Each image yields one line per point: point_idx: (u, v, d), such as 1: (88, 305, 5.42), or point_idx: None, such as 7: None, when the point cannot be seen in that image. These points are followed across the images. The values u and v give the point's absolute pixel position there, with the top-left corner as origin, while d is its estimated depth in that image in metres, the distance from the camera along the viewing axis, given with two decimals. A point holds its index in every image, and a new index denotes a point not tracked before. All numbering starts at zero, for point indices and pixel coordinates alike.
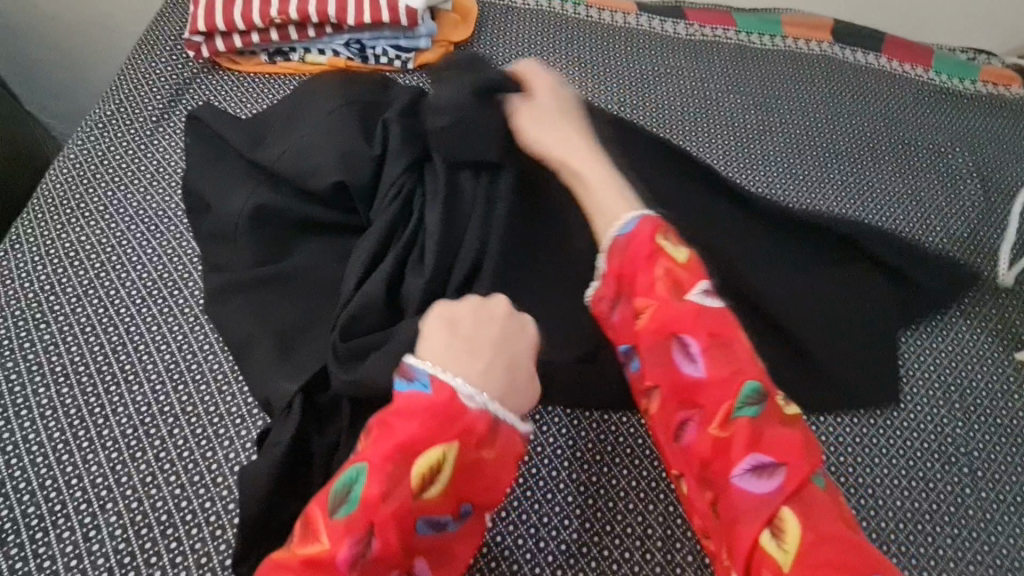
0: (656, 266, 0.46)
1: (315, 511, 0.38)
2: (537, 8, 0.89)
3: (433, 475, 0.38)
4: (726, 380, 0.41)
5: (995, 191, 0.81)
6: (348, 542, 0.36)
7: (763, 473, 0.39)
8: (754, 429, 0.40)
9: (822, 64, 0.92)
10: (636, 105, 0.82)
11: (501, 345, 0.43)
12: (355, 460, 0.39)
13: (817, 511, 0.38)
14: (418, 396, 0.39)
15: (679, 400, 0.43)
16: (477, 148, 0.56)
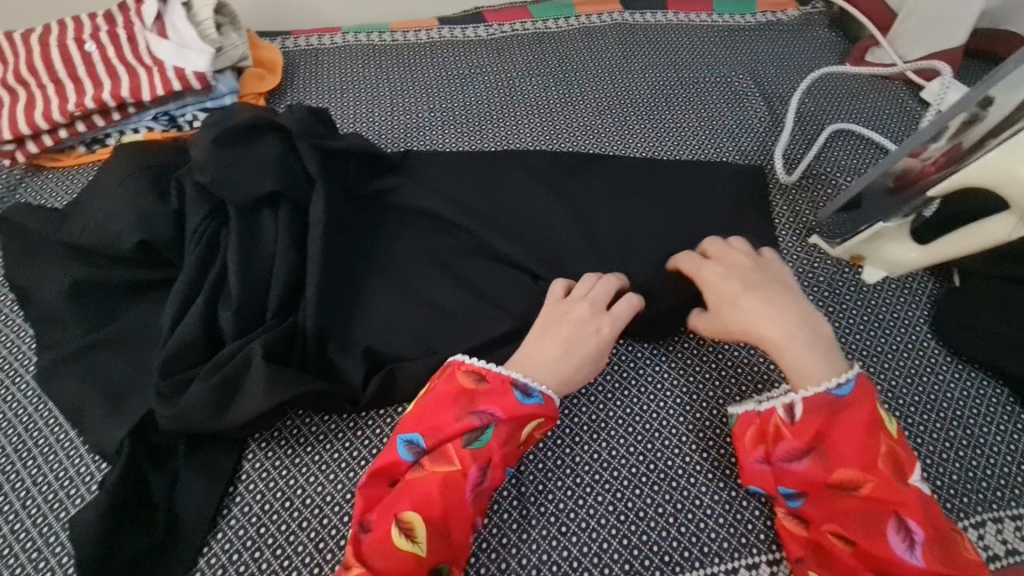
0: (879, 442, 0.50)
1: (454, 447, 0.51)
2: (343, 44, 0.96)
3: (529, 439, 0.54)
4: (877, 475, 0.49)
5: (778, 104, 0.89)
6: (474, 472, 0.50)
7: (897, 540, 0.48)
8: (908, 502, 0.48)
9: (614, 30, 1.00)
10: (446, 108, 0.89)
11: (568, 334, 0.59)
12: (485, 421, 0.52)
13: (929, 551, 0.47)
14: (537, 402, 0.54)
15: (830, 464, 0.51)
16: (266, 182, 0.63)
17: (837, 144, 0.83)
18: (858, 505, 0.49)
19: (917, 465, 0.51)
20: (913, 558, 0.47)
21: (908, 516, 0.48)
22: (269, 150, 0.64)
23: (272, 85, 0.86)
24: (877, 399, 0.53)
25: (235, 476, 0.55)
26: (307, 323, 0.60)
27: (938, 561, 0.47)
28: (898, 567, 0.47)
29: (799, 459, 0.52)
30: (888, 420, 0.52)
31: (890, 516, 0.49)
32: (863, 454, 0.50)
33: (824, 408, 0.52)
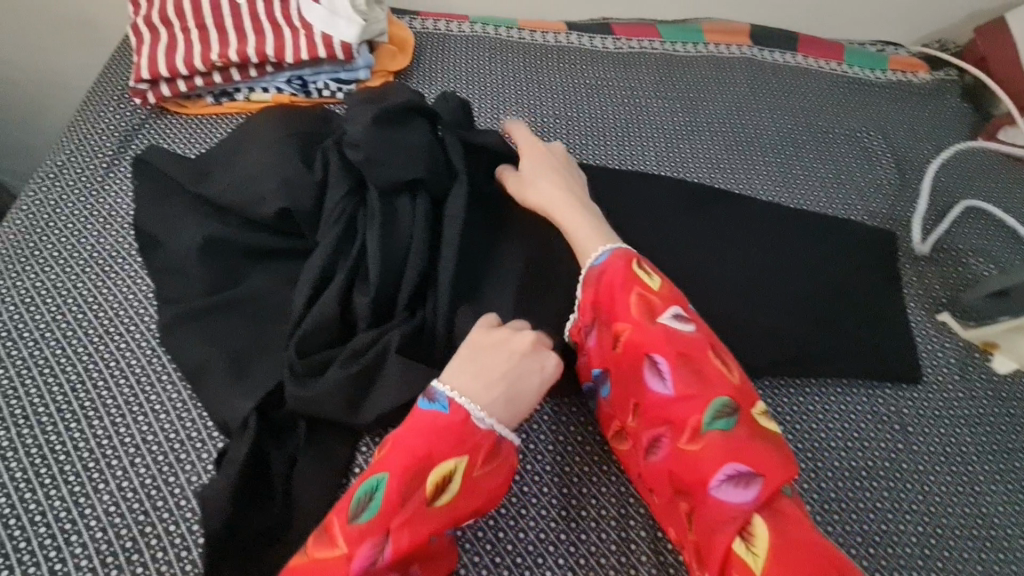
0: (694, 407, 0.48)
1: (336, 522, 0.43)
2: (472, 34, 0.95)
3: (443, 484, 0.45)
4: (716, 441, 0.47)
5: (908, 169, 0.87)
6: (364, 549, 0.42)
7: (652, 377, 0.50)
8: (727, 444, 0.47)
9: (743, 65, 0.98)
10: (571, 117, 0.87)
11: (506, 368, 0.49)
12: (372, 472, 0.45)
13: (691, 400, 0.49)
14: (437, 416, 0.46)
15: (654, 419, 0.50)
16: (414, 170, 0.61)
17: (969, 221, 0.81)
18: (626, 359, 0.52)
19: (671, 308, 0.52)
20: (670, 392, 0.49)
21: (656, 356, 0.50)
22: (419, 137, 0.63)
23: (402, 65, 0.84)
24: (641, 261, 0.55)
25: (349, 468, 0.52)
26: (438, 321, 0.58)
27: (706, 437, 0.47)
28: (667, 411, 0.49)
29: (592, 332, 0.55)
30: (653, 273, 0.55)
31: (643, 359, 0.51)
32: (622, 303, 0.53)
33: (588, 281, 0.56)
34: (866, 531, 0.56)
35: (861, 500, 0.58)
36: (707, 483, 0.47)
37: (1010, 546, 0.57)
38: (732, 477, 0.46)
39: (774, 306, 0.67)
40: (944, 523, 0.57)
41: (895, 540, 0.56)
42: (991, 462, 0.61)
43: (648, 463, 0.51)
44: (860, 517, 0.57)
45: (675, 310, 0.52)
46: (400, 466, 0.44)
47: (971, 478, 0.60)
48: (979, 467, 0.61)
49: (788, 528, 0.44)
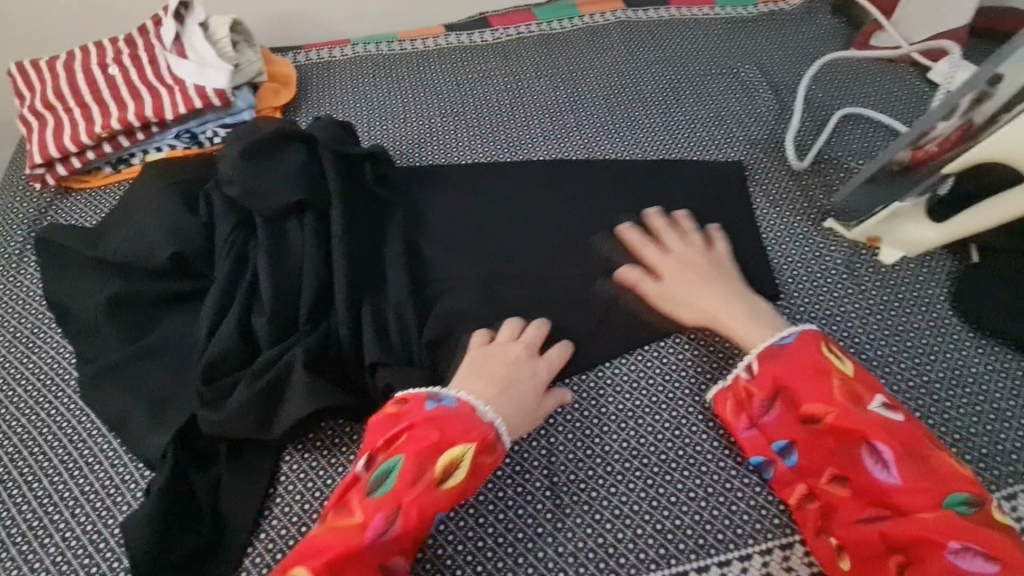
0: (829, 381, 0.54)
1: (354, 497, 0.50)
2: (355, 56, 0.98)
3: (452, 466, 0.51)
4: (919, 485, 0.48)
5: (786, 93, 0.90)
6: (376, 514, 0.48)
7: (873, 465, 0.50)
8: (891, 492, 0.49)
9: (619, 28, 1.01)
10: (458, 113, 0.90)
11: (507, 375, 0.59)
12: (388, 454, 0.51)
13: (923, 488, 0.48)
14: (446, 410, 0.54)
15: (819, 447, 0.54)
16: (292, 193, 0.64)
17: (849, 128, 0.84)
18: (834, 440, 0.53)
19: (875, 393, 0.53)
20: (896, 480, 0.49)
21: (875, 441, 0.51)
22: (293, 162, 0.66)
23: (286, 99, 0.88)
24: (823, 347, 0.56)
25: (274, 478, 0.56)
26: (336, 327, 0.61)
27: (941, 512, 0.47)
28: (888, 496, 0.49)
29: (771, 408, 0.56)
30: (836, 358, 0.56)
31: (859, 446, 0.51)
32: (821, 387, 0.54)
33: (771, 358, 0.57)
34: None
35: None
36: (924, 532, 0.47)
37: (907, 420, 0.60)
38: (959, 550, 0.46)
39: None
40: None
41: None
42: (880, 346, 0.65)
43: (848, 531, 0.51)
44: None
45: (824, 346, 0.56)
46: (419, 449, 0.51)
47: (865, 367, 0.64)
48: (872, 355, 0.65)
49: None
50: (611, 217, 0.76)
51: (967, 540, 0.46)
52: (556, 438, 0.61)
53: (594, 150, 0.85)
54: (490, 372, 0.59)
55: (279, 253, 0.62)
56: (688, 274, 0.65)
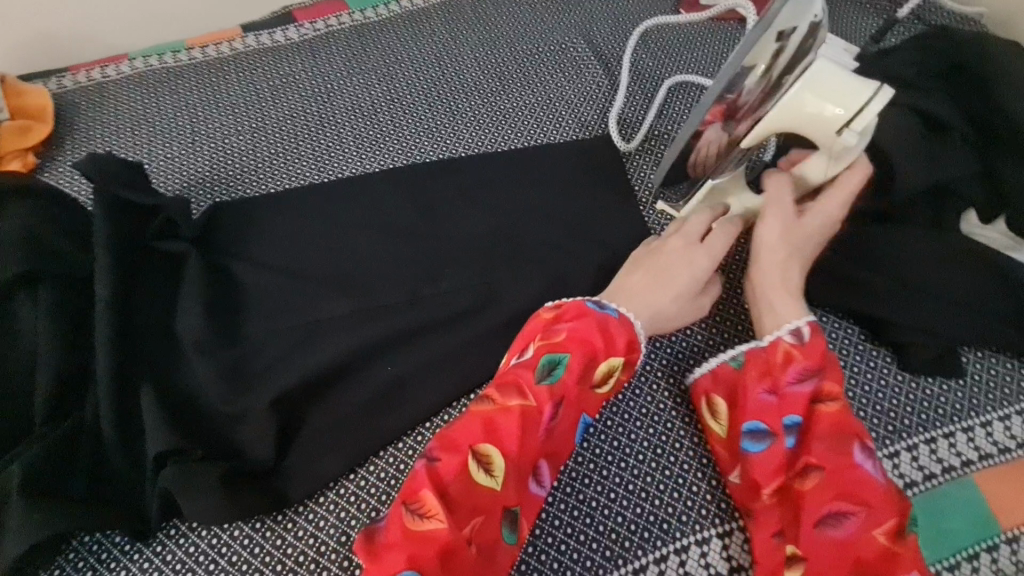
0: (842, 373, 0.52)
1: (529, 386, 0.49)
2: (131, 73, 0.83)
3: (605, 377, 0.53)
4: (899, 501, 0.47)
5: (616, 67, 0.85)
6: (550, 407, 0.49)
7: (868, 464, 0.48)
8: (884, 500, 0.46)
9: (440, 12, 0.92)
10: (257, 128, 0.79)
11: (674, 271, 0.58)
12: (556, 348, 0.51)
13: (893, 501, 0.47)
14: (611, 316, 0.54)
15: (829, 433, 0.49)
16: (8, 268, 0.53)
17: (678, 100, 0.81)
18: (834, 428, 0.49)
19: None
20: (881, 480, 0.47)
21: (870, 440, 0.49)
22: (9, 228, 0.55)
23: (43, 135, 0.74)
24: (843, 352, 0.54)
25: None
26: (84, 417, 0.51)
27: (906, 533, 0.46)
28: (872, 494, 0.47)
29: (803, 380, 0.51)
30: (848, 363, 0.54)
31: (860, 441, 0.48)
32: (843, 376, 0.51)
33: (815, 330, 0.53)
34: (590, 457, 0.58)
35: (588, 428, 0.59)
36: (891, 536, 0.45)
37: None
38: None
39: (482, 259, 0.65)
40: (667, 419, 0.59)
41: (621, 454, 0.58)
42: (708, 341, 0.63)
43: (815, 535, 0.46)
44: (588, 443, 0.58)
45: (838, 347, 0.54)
46: (586, 348, 0.51)
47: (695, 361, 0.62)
48: (704, 347, 0.63)
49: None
50: (429, 225, 0.67)
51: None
52: None
53: (413, 153, 0.77)
54: (654, 267, 0.58)
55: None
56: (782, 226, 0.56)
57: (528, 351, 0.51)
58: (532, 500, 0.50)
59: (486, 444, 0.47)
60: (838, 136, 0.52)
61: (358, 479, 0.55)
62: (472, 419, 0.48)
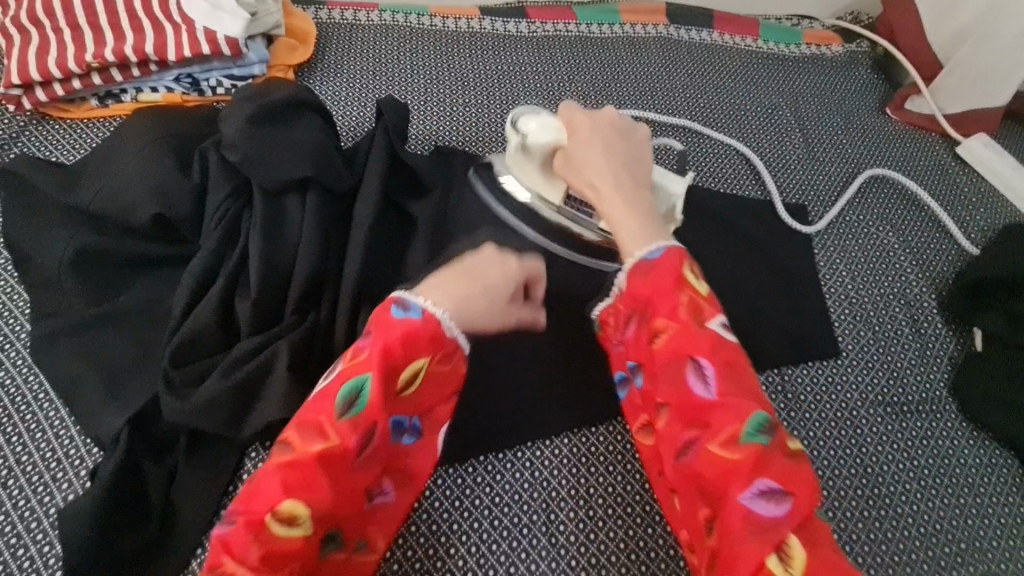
0: (682, 294, 0.48)
1: (331, 421, 0.42)
2: (379, 22, 0.90)
3: (410, 380, 0.47)
4: (734, 404, 0.44)
5: (817, 144, 0.89)
6: (356, 441, 0.43)
7: (693, 380, 0.46)
8: (761, 458, 0.42)
9: (657, 45, 0.97)
10: (482, 104, 0.85)
11: (470, 273, 0.50)
12: (359, 370, 0.44)
13: (738, 401, 0.44)
14: (413, 322, 0.46)
15: (688, 416, 0.46)
16: (299, 168, 0.58)
17: (872, 192, 0.83)
18: (665, 359, 0.47)
19: (721, 313, 0.48)
20: (712, 396, 0.45)
21: (701, 355, 0.46)
22: (304, 134, 0.60)
23: (303, 58, 0.82)
24: (688, 260, 0.50)
25: (236, 475, 0.51)
26: (327, 319, 0.57)
27: (743, 449, 0.43)
28: (704, 412, 0.45)
29: (630, 325, 0.51)
30: (700, 275, 0.50)
31: (684, 362, 0.46)
32: (673, 300, 0.47)
33: (634, 273, 0.50)
34: None
35: None
36: (739, 497, 0.42)
37: (893, 502, 0.59)
38: (763, 491, 0.42)
39: None
40: (825, 485, 0.60)
41: None
42: (881, 421, 0.64)
43: (674, 465, 0.46)
44: None
45: (689, 264, 0.50)
46: (385, 363, 0.44)
47: (864, 439, 0.62)
48: (876, 429, 0.63)
49: (804, 532, 0.41)
50: None
51: (763, 478, 0.42)
52: (541, 473, 0.59)
53: None
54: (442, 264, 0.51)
55: (271, 231, 0.57)
56: (601, 144, 0.57)
57: (336, 373, 0.45)
58: (384, 520, 0.47)
59: (283, 501, 0.40)
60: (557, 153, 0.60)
61: (535, 449, 0.60)
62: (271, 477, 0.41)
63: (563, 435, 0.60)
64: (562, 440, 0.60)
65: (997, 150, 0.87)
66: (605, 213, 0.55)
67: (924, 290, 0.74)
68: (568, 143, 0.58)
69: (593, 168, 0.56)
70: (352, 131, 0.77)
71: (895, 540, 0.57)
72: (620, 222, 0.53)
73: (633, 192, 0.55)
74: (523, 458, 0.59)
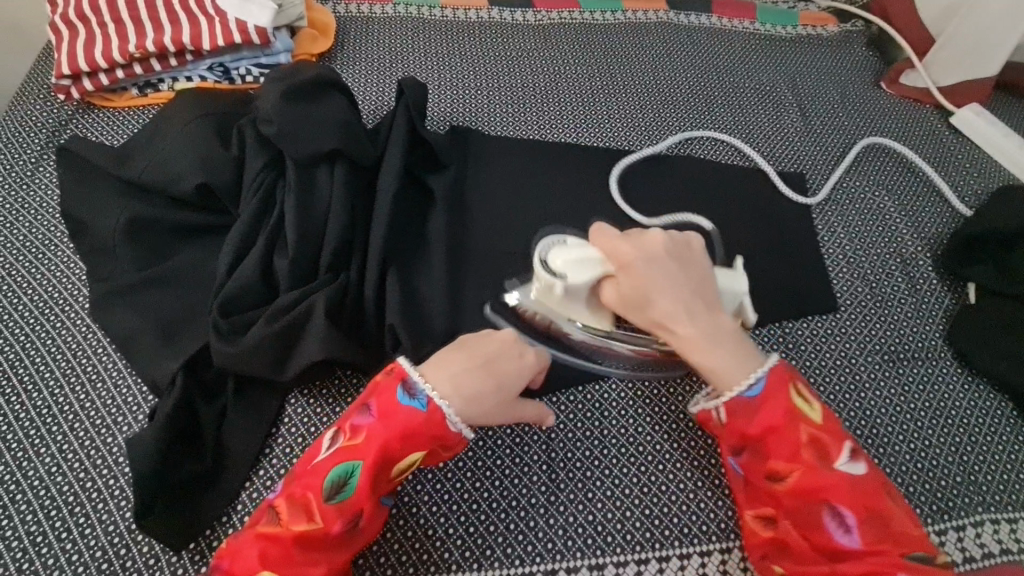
0: (800, 430, 0.50)
1: (316, 500, 0.47)
2: (394, 14, 0.96)
3: (402, 472, 0.50)
4: (883, 549, 0.47)
5: (814, 118, 0.92)
6: (339, 525, 0.47)
7: (835, 528, 0.48)
8: (914, 574, 0.46)
9: (659, 30, 1.01)
10: (492, 87, 0.90)
11: (486, 373, 0.52)
12: (351, 457, 0.48)
13: (879, 546, 0.47)
14: (415, 413, 0.49)
15: (828, 556, 0.49)
16: (328, 140, 0.63)
17: (869, 160, 0.87)
18: (795, 502, 0.50)
19: (841, 440, 0.51)
20: (856, 546, 0.48)
21: (838, 501, 0.48)
22: (332, 109, 0.65)
23: (324, 48, 0.87)
24: (793, 382, 0.53)
25: (278, 418, 0.56)
26: (356, 278, 0.61)
27: (903, 572, 0.46)
28: (853, 561, 0.48)
29: (739, 456, 0.53)
30: (807, 399, 0.53)
31: (821, 507, 0.49)
32: (789, 443, 0.50)
33: (736, 411, 0.52)
34: None
35: None
36: None
37: (890, 441, 0.63)
38: None
39: None
40: None
41: None
42: (878, 368, 0.67)
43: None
44: None
45: (793, 383, 0.53)
46: (380, 457, 0.48)
47: (863, 386, 0.66)
48: (874, 377, 0.67)
49: None
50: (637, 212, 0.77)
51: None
52: (558, 417, 0.62)
53: (622, 142, 0.86)
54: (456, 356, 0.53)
55: (303, 197, 0.62)
56: (675, 279, 0.54)
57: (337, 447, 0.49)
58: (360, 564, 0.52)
59: (263, 574, 0.45)
60: (607, 283, 0.56)
61: (551, 396, 0.63)
62: (253, 543, 0.46)
63: (579, 382, 0.64)
64: (577, 388, 0.63)
65: (989, 119, 0.90)
66: (689, 356, 0.54)
67: (920, 250, 0.77)
68: (619, 275, 0.55)
69: (665, 298, 0.53)
70: (372, 114, 0.83)
71: (892, 474, 0.61)
72: (710, 365, 0.53)
73: (724, 334, 0.53)
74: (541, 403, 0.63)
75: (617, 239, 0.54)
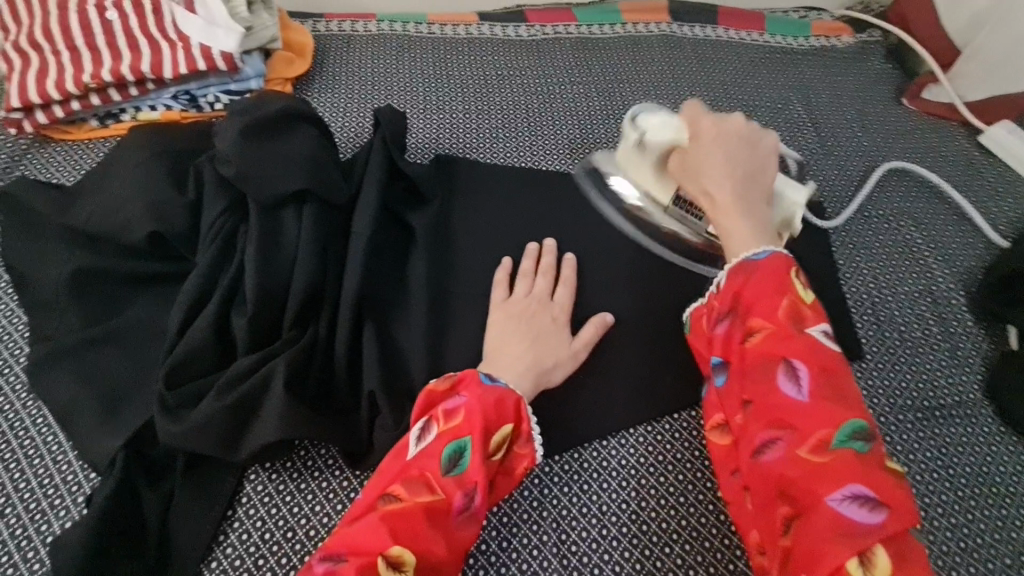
0: (781, 298, 0.46)
1: (433, 475, 0.45)
2: (377, 32, 0.90)
3: (502, 447, 0.49)
4: (830, 412, 0.41)
5: (830, 137, 0.85)
6: (459, 499, 0.44)
7: (784, 383, 0.43)
8: (855, 459, 0.39)
9: (661, 43, 0.94)
10: (482, 109, 0.84)
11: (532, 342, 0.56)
12: (458, 434, 0.47)
13: (830, 413, 0.41)
14: (502, 389, 0.50)
15: (772, 415, 0.42)
16: (293, 179, 0.57)
17: (892, 185, 0.80)
18: (752, 359, 0.45)
19: (822, 322, 0.46)
20: (804, 401, 0.42)
21: (797, 360, 0.43)
22: (300, 145, 0.59)
23: (300, 71, 0.81)
24: (793, 271, 0.48)
25: (235, 498, 0.50)
26: (326, 335, 0.55)
27: (837, 450, 0.39)
28: (792, 416, 0.42)
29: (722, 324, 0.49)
30: (802, 286, 0.48)
31: (776, 364, 0.44)
32: (771, 304, 0.46)
33: (735, 273, 0.49)
34: None
35: None
36: (822, 491, 0.38)
37: (928, 514, 0.56)
38: (852, 490, 0.38)
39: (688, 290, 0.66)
40: None
41: None
42: (911, 426, 0.60)
43: (750, 463, 0.43)
44: None
45: (793, 271, 0.48)
46: (485, 427, 0.47)
47: (894, 447, 0.59)
48: (905, 436, 0.60)
49: (892, 542, 0.37)
50: None
51: (854, 480, 0.38)
52: (551, 490, 0.56)
53: None
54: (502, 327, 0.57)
55: (266, 245, 0.56)
56: (731, 157, 0.55)
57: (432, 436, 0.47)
58: None
59: (394, 546, 0.41)
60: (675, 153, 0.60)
61: (544, 465, 0.57)
62: (378, 524, 0.42)
63: (573, 450, 0.58)
64: (572, 456, 0.58)
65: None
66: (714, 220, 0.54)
67: (952, 287, 0.70)
68: (688, 146, 0.59)
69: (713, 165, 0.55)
70: (348, 146, 0.76)
71: (932, 556, 0.54)
72: (727, 228, 0.53)
73: (757, 206, 0.54)
74: (533, 475, 0.57)
75: (702, 113, 0.59)
